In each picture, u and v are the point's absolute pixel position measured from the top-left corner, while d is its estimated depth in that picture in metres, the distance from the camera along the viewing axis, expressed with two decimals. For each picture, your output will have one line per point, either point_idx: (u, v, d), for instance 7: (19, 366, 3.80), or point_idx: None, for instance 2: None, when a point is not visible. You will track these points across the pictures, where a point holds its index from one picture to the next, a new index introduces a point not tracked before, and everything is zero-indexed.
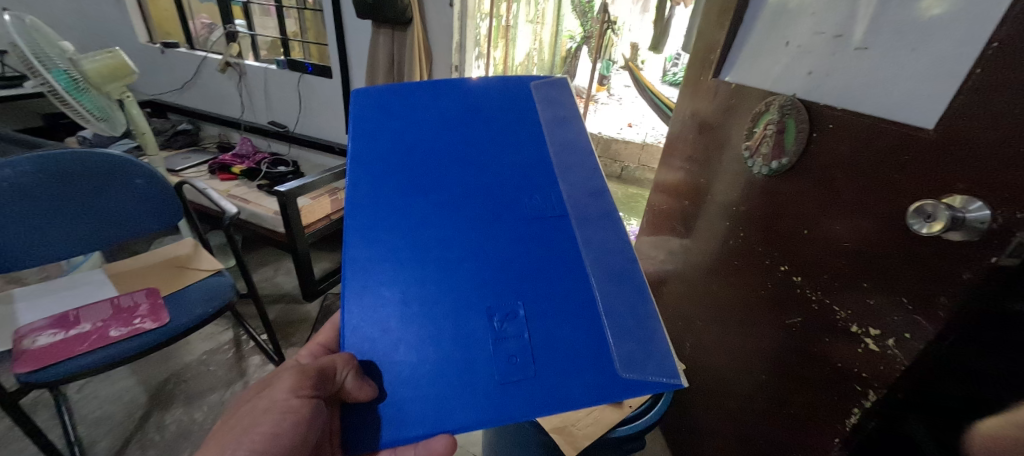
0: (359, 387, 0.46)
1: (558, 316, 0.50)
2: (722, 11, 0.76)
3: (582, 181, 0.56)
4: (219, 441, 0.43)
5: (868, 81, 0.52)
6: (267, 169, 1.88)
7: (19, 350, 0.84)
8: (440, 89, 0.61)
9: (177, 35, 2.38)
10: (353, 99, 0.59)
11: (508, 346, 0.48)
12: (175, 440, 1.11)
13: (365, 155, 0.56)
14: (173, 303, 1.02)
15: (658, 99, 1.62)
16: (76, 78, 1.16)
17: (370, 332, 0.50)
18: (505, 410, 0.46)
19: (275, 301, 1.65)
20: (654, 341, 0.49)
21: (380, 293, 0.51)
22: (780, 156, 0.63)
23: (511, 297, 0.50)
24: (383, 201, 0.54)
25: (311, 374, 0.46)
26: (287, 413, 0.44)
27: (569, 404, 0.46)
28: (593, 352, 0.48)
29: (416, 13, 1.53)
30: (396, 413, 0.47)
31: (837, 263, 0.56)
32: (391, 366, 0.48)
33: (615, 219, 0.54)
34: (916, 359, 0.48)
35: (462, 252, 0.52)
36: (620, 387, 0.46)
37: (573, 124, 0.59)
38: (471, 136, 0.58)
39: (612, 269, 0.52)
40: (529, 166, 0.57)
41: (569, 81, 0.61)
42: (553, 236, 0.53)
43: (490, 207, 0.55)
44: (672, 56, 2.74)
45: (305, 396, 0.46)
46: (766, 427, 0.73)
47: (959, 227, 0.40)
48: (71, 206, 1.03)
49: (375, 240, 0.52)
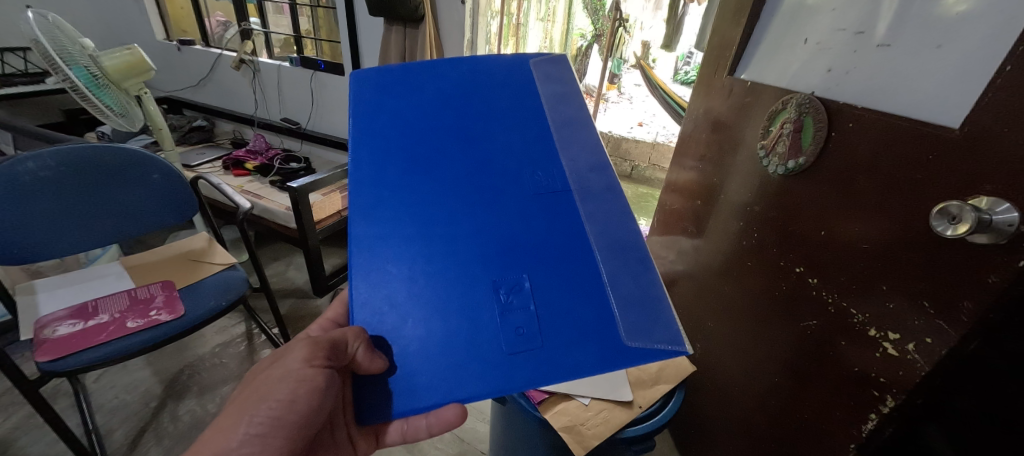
0: (370, 359, 0.47)
1: (563, 289, 0.49)
2: (738, 7, 0.75)
3: (584, 157, 0.56)
4: (237, 411, 0.46)
5: (890, 78, 0.51)
6: (279, 166, 1.90)
7: (41, 339, 0.87)
8: (440, 68, 0.61)
9: (193, 33, 2.42)
10: (353, 82, 0.59)
11: (513, 317, 0.48)
12: (189, 430, 1.13)
13: (369, 135, 0.56)
14: (188, 296, 1.04)
15: (669, 98, 1.60)
16: (96, 75, 1.18)
17: (379, 307, 0.50)
18: (511, 380, 0.45)
19: (286, 295, 1.67)
20: (660, 310, 0.48)
21: (387, 270, 0.51)
22: (796, 156, 0.62)
23: (515, 270, 0.50)
24: (387, 179, 0.54)
25: (322, 347, 0.49)
26: (302, 380, 0.49)
27: (578, 372, 0.45)
28: (599, 323, 0.48)
29: (427, 11, 1.54)
30: (407, 385, 0.47)
31: (856, 267, 0.54)
32: (400, 339, 0.49)
33: (617, 194, 0.54)
34: (937, 364, 0.46)
35: (466, 226, 0.52)
36: (627, 356, 0.46)
37: (573, 101, 0.59)
38: (471, 114, 0.58)
39: (616, 242, 0.51)
40: (531, 143, 0.56)
41: (568, 58, 0.61)
42: (556, 211, 0.53)
43: (493, 182, 0.54)
44: (685, 54, 2.70)
45: (318, 366, 0.49)
46: (778, 435, 0.72)
47: (985, 229, 0.39)
48: (94, 201, 1.06)
49: (380, 218, 0.53)
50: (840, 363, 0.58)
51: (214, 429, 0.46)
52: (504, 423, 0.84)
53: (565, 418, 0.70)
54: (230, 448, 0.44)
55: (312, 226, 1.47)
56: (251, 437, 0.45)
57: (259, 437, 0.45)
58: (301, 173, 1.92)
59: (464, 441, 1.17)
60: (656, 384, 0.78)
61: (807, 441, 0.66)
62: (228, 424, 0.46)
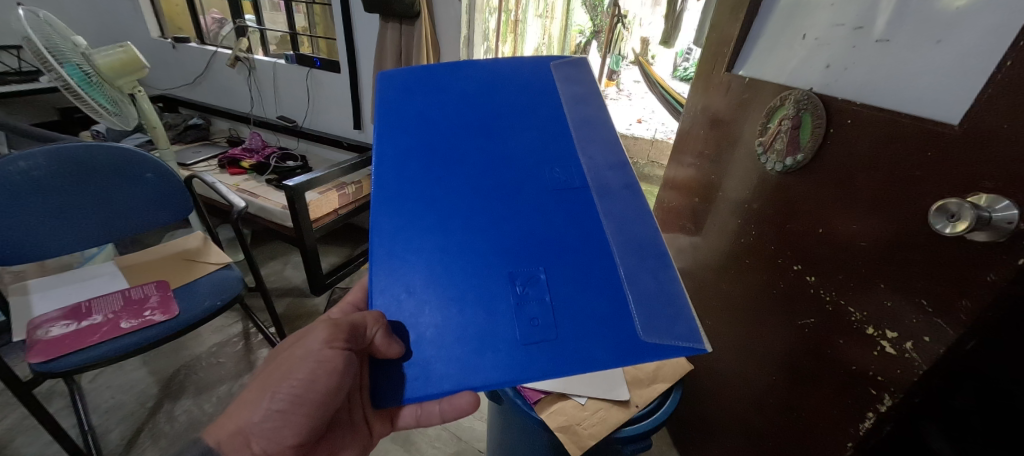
0: (387, 344, 0.47)
1: (580, 283, 0.49)
2: (736, 3, 0.75)
3: (603, 155, 0.54)
4: (246, 407, 0.47)
5: (892, 73, 0.50)
6: (275, 164, 1.89)
7: (33, 340, 0.86)
8: (459, 69, 0.61)
9: (188, 30, 2.40)
10: (378, 82, 0.60)
11: (528, 308, 0.47)
12: (185, 431, 1.13)
13: (391, 130, 0.56)
14: (183, 296, 1.04)
15: (669, 95, 1.57)
16: (88, 73, 1.17)
17: (396, 293, 0.51)
18: (524, 370, 0.45)
19: (284, 294, 1.67)
20: (678, 306, 0.46)
21: (405, 259, 0.51)
22: (794, 153, 0.61)
23: (531, 263, 0.49)
24: (408, 171, 0.54)
25: (342, 329, 0.48)
26: (322, 361, 0.48)
27: (592, 365, 0.44)
28: (615, 317, 0.47)
29: (423, 7, 1.52)
30: (419, 372, 0.47)
31: (854, 265, 0.54)
32: (416, 325, 0.49)
33: (637, 191, 0.52)
34: (934, 363, 0.46)
35: (484, 221, 0.52)
36: (644, 351, 0.44)
37: (593, 101, 0.58)
38: (490, 112, 0.58)
39: (635, 239, 0.50)
40: (550, 140, 0.56)
41: (589, 60, 0.60)
42: (573, 207, 0.52)
43: (511, 178, 0.54)
44: (683, 50, 2.53)
45: (337, 348, 0.49)
46: (775, 432, 0.72)
47: (985, 227, 0.39)
48: (84, 204, 1.05)
49: (401, 208, 0.53)
50: (838, 361, 0.58)
51: (240, 402, 0.48)
52: (501, 423, 0.83)
53: (561, 418, 0.70)
54: (254, 422, 0.46)
55: (308, 224, 1.46)
56: (273, 412, 0.47)
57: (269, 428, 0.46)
58: (297, 171, 1.92)
59: (462, 440, 1.17)
60: (654, 383, 0.77)
61: (805, 439, 0.65)
62: (249, 405, 0.47)
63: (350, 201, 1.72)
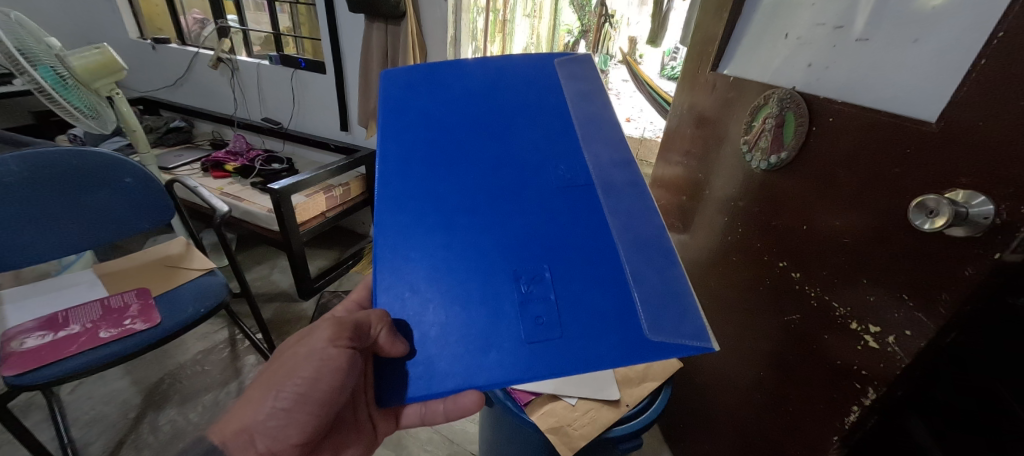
0: (391, 344, 0.46)
1: (585, 281, 0.48)
2: (720, 2, 0.75)
3: (608, 152, 0.53)
4: (242, 412, 0.46)
5: (871, 71, 0.51)
6: (261, 166, 1.86)
7: (6, 353, 0.83)
8: (462, 67, 0.60)
9: (168, 31, 2.35)
10: (381, 80, 0.60)
11: (533, 307, 0.47)
12: (170, 441, 1.10)
13: (395, 129, 0.56)
14: (165, 303, 1.01)
15: (656, 95, 1.57)
16: (63, 75, 1.13)
17: (399, 292, 0.50)
18: (529, 370, 0.45)
19: (270, 299, 1.64)
20: (684, 305, 0.46)
21: (408, 259, 0.50)
22: (778, 151, 0.62)
23: (536, 261, 0.49)
24: (412, 169, 0.54)
25: (346, 327, 0.48)
26: (327, 359, 0.48)
27: (598, 364, 0.44)
28: (620, 316, 0.47)
29: (409, 7, 1.50)
30: (422, 371, 0.47)
31: (837, 262, 0.55)
32: (420, 324, 0.48)
33: (642, 190, 0.51)
34: (916, 358, 0.47)
35: (489, 218, 0.51)
36: (649, 350, 0.44)
37: (597, 97, 0.57)
38: (492, 111, 0.57)
39: (640, 238, 0.49)
40: (554, 137, 0.55)
41: (592, 56, 0.59)
42: (578, 205, 0.52)
43: (515, 176, 0.54)
44: (671, 49, 2.55)
45: (342, 346, 0.48)
46: (763, 426, 0.73)
47: (962, 222, 0.40)
48: (61, 211, 1.02)
49: (405, 207, 0.52)
50: (823, 356, 0.59)
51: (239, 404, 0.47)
52: (493, 424, 0.83)
53: (552, 420, 0.70)
54: (258, 421, 0.46)
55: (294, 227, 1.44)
56: (278, 411, 0.46)
57: (270, 429, 0.46)
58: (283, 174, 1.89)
59: (454, 443, 1.16)
60: (643, 382, 0.77)
61: (793, 432, 0.66)
62: (248, 407, 0.46)
63: (338, 203, 1.70)
